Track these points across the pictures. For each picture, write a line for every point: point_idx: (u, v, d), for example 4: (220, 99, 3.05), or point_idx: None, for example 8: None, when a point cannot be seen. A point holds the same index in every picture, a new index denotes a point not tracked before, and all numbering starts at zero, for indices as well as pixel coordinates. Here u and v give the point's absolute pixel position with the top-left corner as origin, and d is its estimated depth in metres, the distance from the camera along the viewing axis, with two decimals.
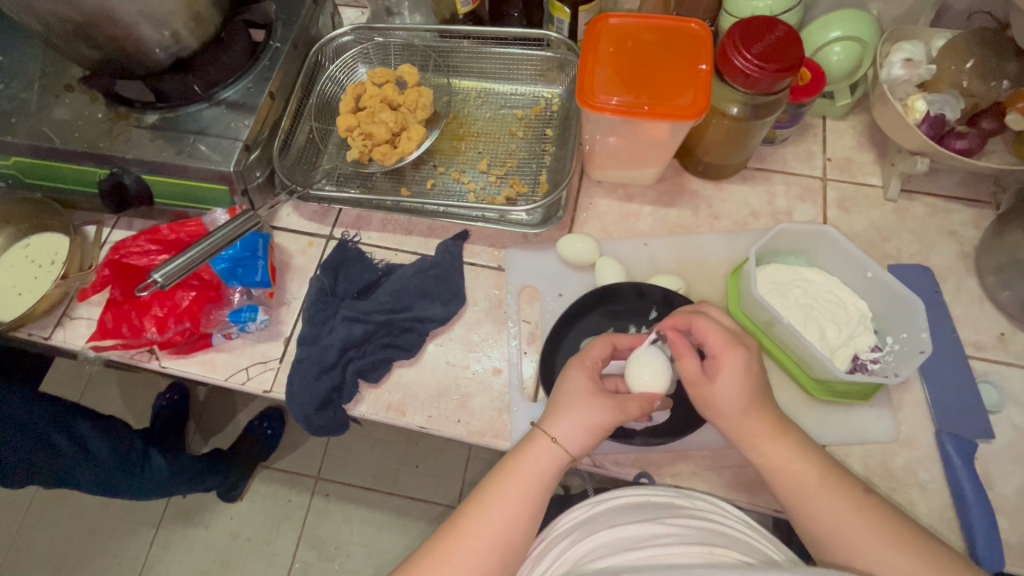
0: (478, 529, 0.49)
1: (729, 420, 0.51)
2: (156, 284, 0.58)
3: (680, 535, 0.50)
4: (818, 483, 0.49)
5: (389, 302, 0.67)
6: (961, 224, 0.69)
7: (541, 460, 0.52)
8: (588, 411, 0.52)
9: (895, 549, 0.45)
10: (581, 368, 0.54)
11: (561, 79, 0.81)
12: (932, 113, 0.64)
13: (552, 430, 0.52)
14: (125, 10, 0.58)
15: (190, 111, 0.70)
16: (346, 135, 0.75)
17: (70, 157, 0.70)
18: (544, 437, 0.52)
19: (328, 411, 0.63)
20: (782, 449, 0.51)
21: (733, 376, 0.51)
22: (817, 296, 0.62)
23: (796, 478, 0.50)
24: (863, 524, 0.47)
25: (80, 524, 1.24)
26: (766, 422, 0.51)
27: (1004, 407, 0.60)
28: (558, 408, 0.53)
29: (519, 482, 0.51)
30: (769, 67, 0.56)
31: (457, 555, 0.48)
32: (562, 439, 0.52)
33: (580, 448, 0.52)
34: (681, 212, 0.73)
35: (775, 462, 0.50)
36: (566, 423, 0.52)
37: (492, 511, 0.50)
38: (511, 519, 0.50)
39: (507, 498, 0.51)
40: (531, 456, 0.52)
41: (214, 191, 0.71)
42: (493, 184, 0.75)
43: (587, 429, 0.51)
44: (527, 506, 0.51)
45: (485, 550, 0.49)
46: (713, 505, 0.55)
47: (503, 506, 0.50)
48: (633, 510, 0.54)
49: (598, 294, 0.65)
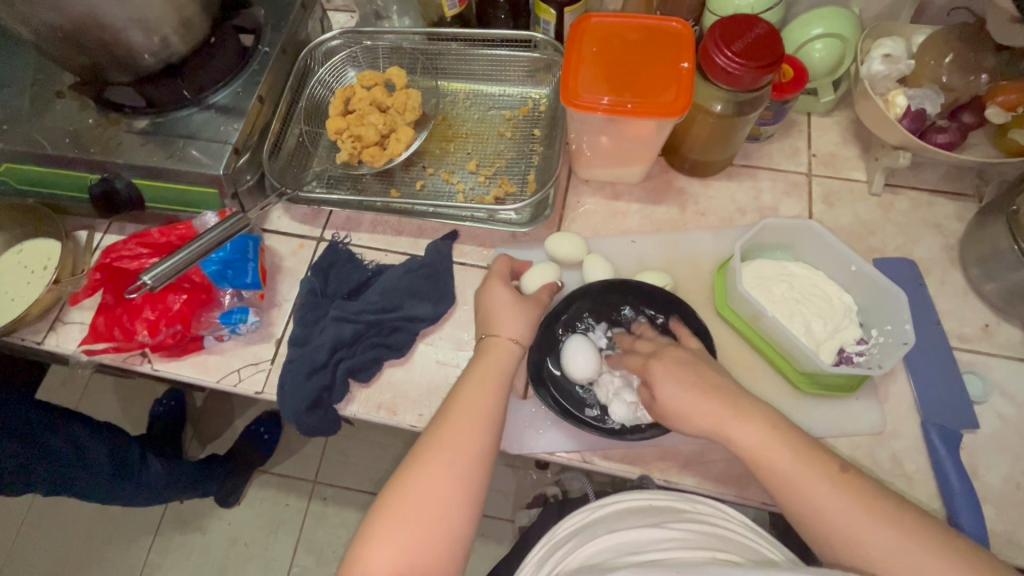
0: (460, 424, 0.51)
1: (688, 419, 0.53)
2: (146, 285, 0.59)
3: (683, 539, 0.50)
4: (791, 466, 0.48)
5: (378, 301, 0.67)
6: (944, 218, 0.70)
7: (502, 357, 0.56)
8: (526, 309, 0.60)
9: (868, 522, 0.45)
10: (495, 286, 0.61)
11: (548, 80, 0.82)
12: (912, 107, 0.65)
13: (494, 330, 0.58)
14: (113, 16, 0.58)
15: (180, 115, 0.71)
16: (335, 137, 0.76)
17: (61, 163, 0.70)
18: (498, 340, 0.58)
19: (318, 410, 0.63)
20: (752, 432, 0.50)
21: (669, 386, 0.54)
22: (801, 290, 0.62)
23: (765, 461, 0.49)
24: (837, 501, 0.46)
25: (77, 533, 1.24)
26: (724, 402, 0.52)
27: (988, 397, 0.61)
28: (498, 315, 0.59)
29: (487, 379, 0.54)
30: (748, 64, 0.57)
31: (443, 452, 0.49)
32: (505, 330, 0.58)
33: (524, 330, 0.59)
34: (668, 210, 0.73)
35: (746, 447, 0.50)
36: (503, 319, 0.59)
37: (472, 403, 0.52)
38: (487, 408, 0.52)
39: (479, 392, 0.53)
40: (493, 356, 0.56)
41: (203, 194, 0.71)
42: (482, 184, 0.76)
43: (530, 324, 0.59)
44: (492, 389, 0.54)
45: (469, 438, 0.50)
46: (714, 508, 0.55)
47: (479, 398, 0.53)
48: (634, 515, 0.55)
49: (586, 292, 0.65)
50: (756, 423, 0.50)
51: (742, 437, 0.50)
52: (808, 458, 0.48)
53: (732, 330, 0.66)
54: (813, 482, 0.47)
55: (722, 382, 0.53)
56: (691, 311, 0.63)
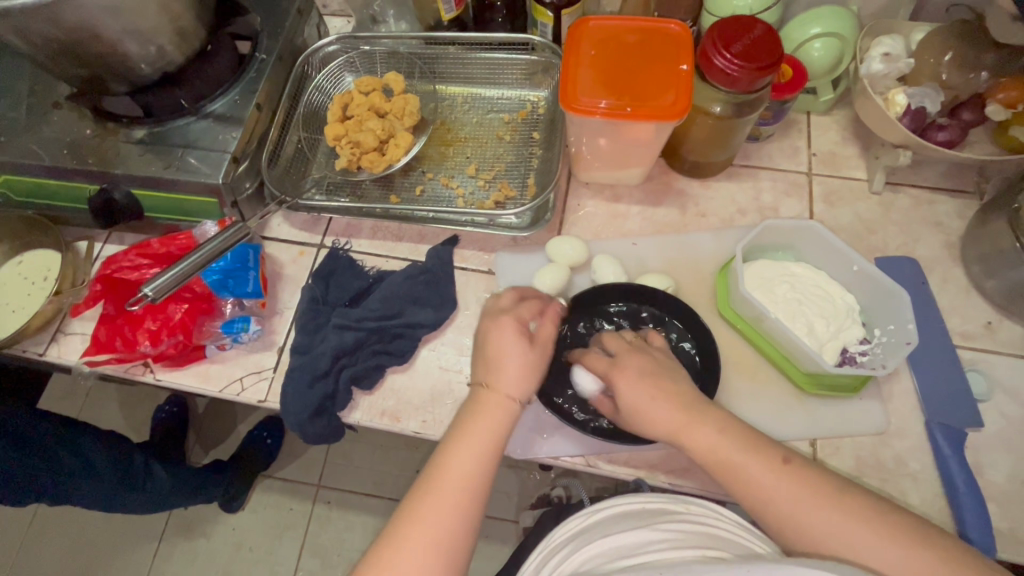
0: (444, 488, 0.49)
1: (648, 420, 0.52)
2: (147, 297, 0.59)
3: (674, 540, 0.50)
4: (747, 461, 0.48)
5: (379, 308, 0.67)
6: (945, 215, 0.70)
7: (493, 413, 0.52)
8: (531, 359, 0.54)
9: (830, 512, 0.45)
10: (501, 326, 0.55)
11: (547, 82, 0.81)
12: (913, 106, 0.65)
13: (491, 382, 0.53)
14: (108, 27, 0.58)
15: (177, 125, 0.71)
16: (333, 144, 0.76)
17: (58, 174, 0.70)
18: (492, 393, 0.53)
19: (322, 418, 0.64)
20: (708, 434, 0.50)
21: (631, 386, 0.53)
22: (804, 291, 0.62)
23: (727, 462, 0.49)
24: (795, 491, 0.46)
25: (81, 540, 1.24)
26: (680, 404, 0.52)
27: (992, 395, 0.61)
28: (498, 363, 0.54)
29: (473, 436, 0.51)
30: (747, 65, 0.57)
31: (425, 515, 0.47)
32: (502, 386, 0.53)
33: (525, 388, 0.53)
34: (668, 211, 0.73)
35: (702, 450, 0.50)
36: (504, 371, 0.53)
37: (456, 464, 0.50)
38: (474, 466, 0.50)
39: (464, 453, 0.50)
40: (485, 414, 0.52)
41: (202, 203, 0.71)
42: (482, 188, 0.76)
43: (531, 377, 0.54)
44: (485, 454, 0.51)
45: (452, 500, 0.48)
46: (707, 510, 0.55)
47: (462, 460, 0.50)
48: (625, 519, 0.55)
49: (598, 293, 0.65)
50: (711, 425, 0.50)
51: (701, 440, 0.50)
52: (762, 450, 0.49)
53: (734, 331, 0.66)
54: (772, 478, 0.47)
55: (686, 386, 0.53)
56: (694, 314, 0.63)
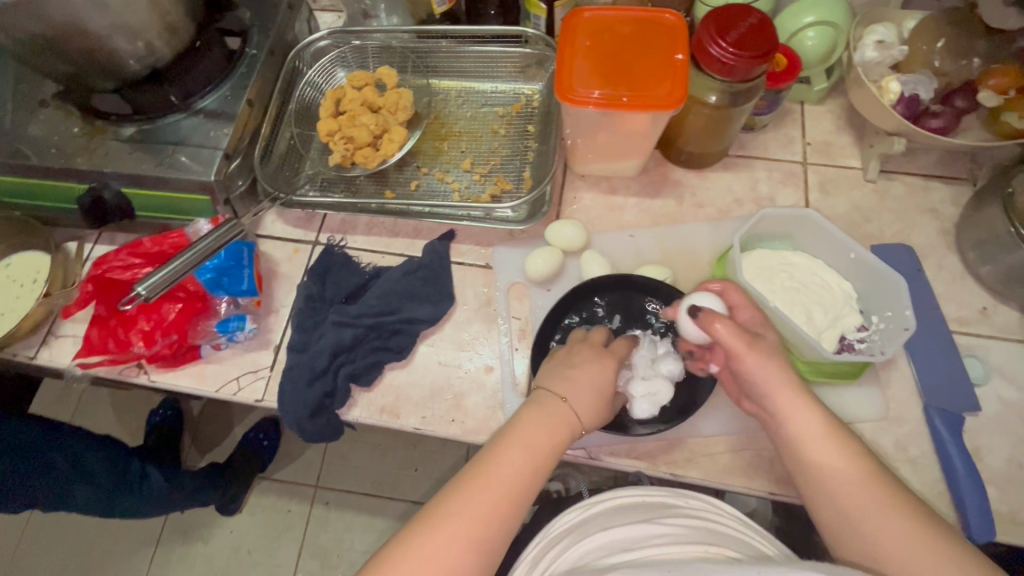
0: (492, 482, 0.48)
1: (774, 388, 0.51)
2: (140, 297, 0.58)
3: (674, 534, 0.50)
4: (835, 457, 0.48)
5: (377, 304, 0.67)
6: (939, 202, 0.70)
7: (553, 420, 0.52)
8: (602, 379, 0.54)
9: (900, 528, 0.45)
10: (602, 358, 0.55)
11: (541, 75, 0.81)
12: (907, 93, 0.65)
13: (568, 397, 0.53)
14: (95, 22, 0.57)
15: (167, 122, 0.69)
16: (327, 139, 0.75)
17: (46, 174, 0.69)
18: (556, 401, 0.53)
19: (321, 417, 0.63)
20: (810, 420, 0.50)
21: (761, 362, 0.51)
22: (802, 279, 0.63)
23: (811, 453, 0.49)
24: (874, 501, 0.46)
25: (76, 547, 1.23)
26: (798, 388, 0.50)
27: (988, 379, 0.61)
28: (572, 379, 0.54)
29: (528, 434, 0.50)
30: (743, 54, 0.57)
31: (474, 504, 0.47)
32: (575, 404, 0.53)
33: (592, 418, 0.54)
34: (665, 203, 0.73)
35: (799, 435, 0.49)
36: (583, 392, 0.53)
37: (509, 458, 0.49)
38: (524, 468, 0.49)
39: (516, 453, 0.49)
40: (545, 419, 0.51)
41: (194, 201, 0.70)
42: (478, 183, 0.75)
43: (597, 397, 0.54)
44: (537, 465, 0.50)
45: (497, 498, 0.47)
46: (707, 504, 0.56)
47: (515, 458, 0.49)
48: (625, 513, 0.55)
49: (601, 284, 0.64)
50: (818, 415, 0.50)
51: (801, 425, 0.50)
52: (852, 450, 0.48)
53: None
54: (855, 481, 0.47)
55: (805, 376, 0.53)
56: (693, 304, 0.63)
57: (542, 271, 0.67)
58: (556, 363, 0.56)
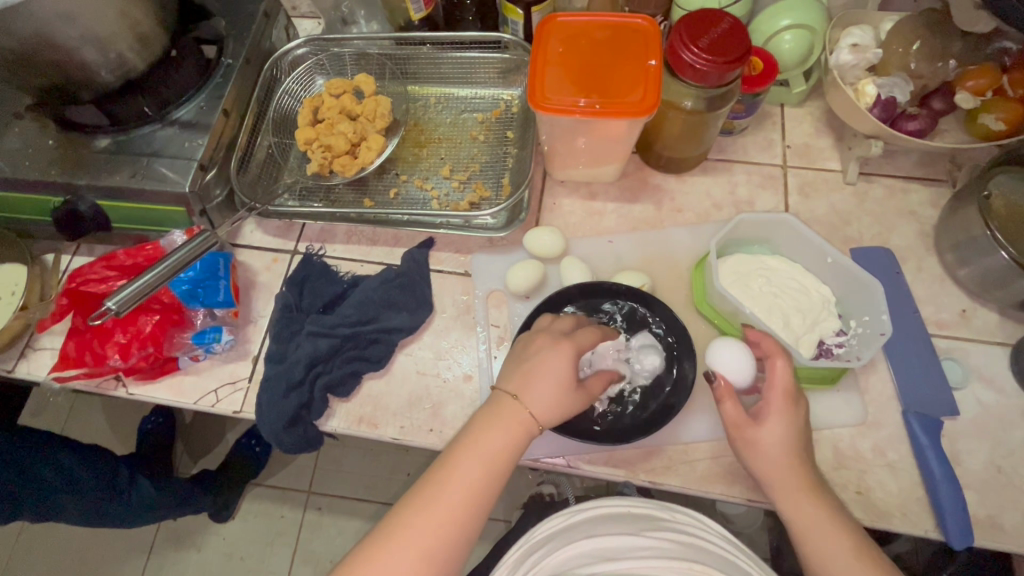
0: (451, 489, 0.48)
1: (776, 468, 0.51)
2: (110, 311, 0.58)
3: (661, 548, 0.50)
4: (829, 542, 0.49)
5: (354, 314, 0.67)
6: (919, 204, 0.70)
7: (511, 425, 0.50)
8: (560, 372, 0.52)
9: None
10: (556, 348, 0.52)
11: (520, 81, 0.81)
12: (882, 96, 0.65)
13: (522, 396, 0.51)
14: (65, 35, 0.57)
15: (143, 133, 0.69)
16: (305, 148, 0.75)
17: (20, 186, 0.68)
18: (514, 402, 0.51)
19: (297, 428, 0.62)
20: (810, 507, 0.50)
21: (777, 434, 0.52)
22: (780, 283, 0.62)
23: (806, 536, 0.50)
24: None
25: (69, 556, 1.22)
26: (803, 475, 0.51)
27: (967, 382, 0.61)
28: (528, 375, 0.52)
29: (489, 439, 0.50)
30: (715, 60, 0.57)
31: (432, 506, 0.48)
32: (531, 403, 0.51)
33: (549, 413, 0.51)
34: (645, 208, 0.73)
35: (798, 523, 0.50)
36: (539, 388, 0.51)
37: (468, 462, 0.49)
38: (483, 475, 0.49)
39: (472, 459, 0.49)
40: (502, 424, 0.50)
41: (170, 213, 0.70)
42: (457, 190, 0.75)
43: (557, 393, 0.51)
44: (494, 469, 0.49)
45: (454, 504, 0.48)
46: (694, 521, 0.56)
47: (472, 465, 0.49)
48: (612, 522, 0.55)
49: (577, 291, 0.64)
50: (821, 504, 0.50)
51: (800, 511, 0.50)
52: (851, 539, 0.49)
53: (712, 325, 0.66)
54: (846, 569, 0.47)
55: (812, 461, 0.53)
56: (670, 311, 0.63)
57: (524, 285, 0.66)
58: (514, 358, 0.54)
